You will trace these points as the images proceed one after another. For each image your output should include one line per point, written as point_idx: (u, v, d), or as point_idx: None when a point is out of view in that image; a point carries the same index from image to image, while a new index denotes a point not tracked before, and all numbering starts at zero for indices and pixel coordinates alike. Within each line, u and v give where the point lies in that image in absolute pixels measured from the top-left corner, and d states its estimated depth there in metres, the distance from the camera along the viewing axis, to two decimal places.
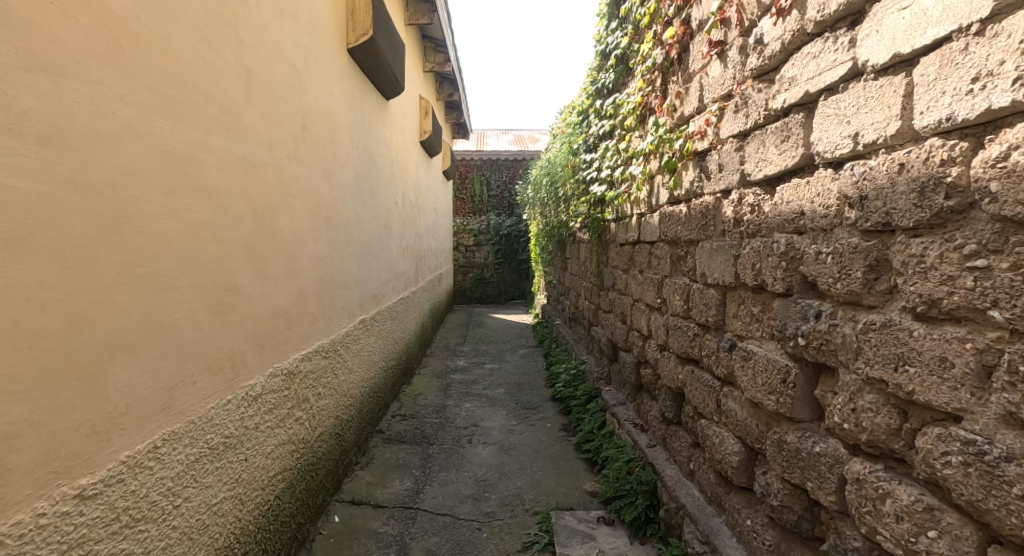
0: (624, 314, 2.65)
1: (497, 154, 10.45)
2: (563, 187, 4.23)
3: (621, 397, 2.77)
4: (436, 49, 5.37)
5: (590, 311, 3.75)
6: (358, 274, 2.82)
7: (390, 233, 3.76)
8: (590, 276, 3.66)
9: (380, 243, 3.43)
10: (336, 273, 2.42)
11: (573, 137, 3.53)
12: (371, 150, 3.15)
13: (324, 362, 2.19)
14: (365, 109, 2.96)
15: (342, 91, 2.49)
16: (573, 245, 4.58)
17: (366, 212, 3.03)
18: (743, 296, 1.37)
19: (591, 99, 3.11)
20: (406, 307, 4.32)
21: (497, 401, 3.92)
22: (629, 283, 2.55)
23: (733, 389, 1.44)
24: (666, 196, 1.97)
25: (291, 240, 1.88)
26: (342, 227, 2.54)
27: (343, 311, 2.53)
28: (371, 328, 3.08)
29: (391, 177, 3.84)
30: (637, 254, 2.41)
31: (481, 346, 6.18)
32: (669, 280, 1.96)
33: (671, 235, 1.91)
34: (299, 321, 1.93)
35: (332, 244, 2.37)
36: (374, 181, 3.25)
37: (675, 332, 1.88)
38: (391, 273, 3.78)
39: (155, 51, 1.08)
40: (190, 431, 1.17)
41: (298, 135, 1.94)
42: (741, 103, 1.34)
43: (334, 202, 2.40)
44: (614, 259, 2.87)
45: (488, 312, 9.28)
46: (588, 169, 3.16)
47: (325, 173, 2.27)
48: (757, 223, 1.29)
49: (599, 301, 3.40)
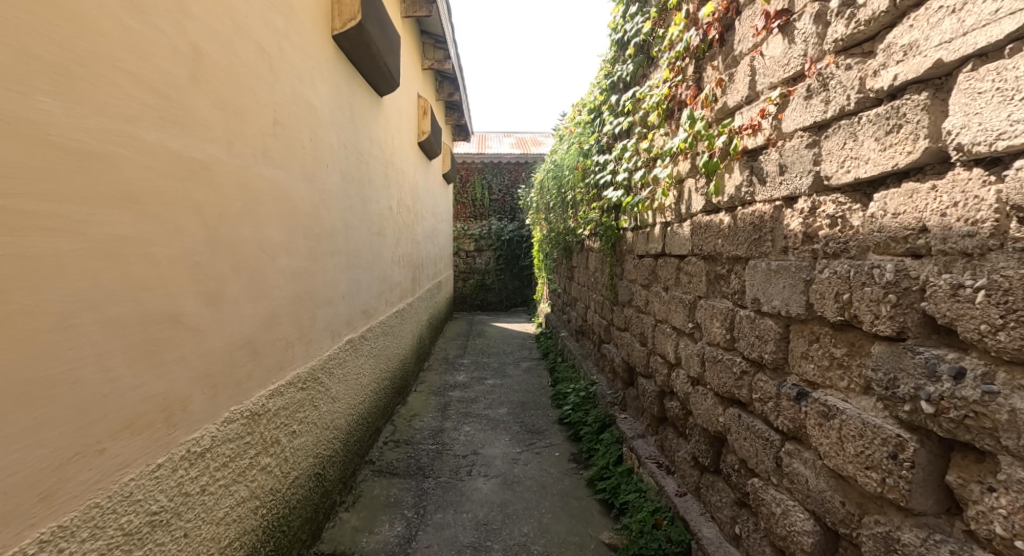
0: (645, 336, 2.35)
1: (499, 157, 10.19)
2: (571, 191, 3.93)
3: (641, 429, 2.46)
4: (435, 46, 5.11)
5: (601, 326, 3.44)
6: (344, 288, 2.52)
7: (384, 241, 3.47)
8: (602, 290, 3.36)
9: (372, 253, 3.13)
10: (317, 289, 2.13)
11: (584, 137, 3.24)
12: (362, 151, 2.87)
13: (300, 395, 1.89)
14: (355, 106, 2.68)
15: (326, 82, 2.21)
16: (582, 255, 4.27)
17: (355, 220, 2.73)
18: (819, 333, 1.07)
19: (604, 95, 2.82)
20: (402, 320, 4.03)
21: (499, 425, 3.61)
22: (652, 301, 2.24)
23: (800, 448, 1.14)
24: (702, 204, 1.68)
25: (258, 254, 1.59)
26: (326, 237, 2.24)
27: (326, 332, 2.23)
28: (360, 348, 2.78)
29: (386, 180, 3.56)
30: (662, 269, 2.12)
31: (482, 358, 5.87)
32: (706, 303, 1.67)
33: (709, 249, 1.62)
34: (268, 351, 1.63)
35: (312, 257, 2.07)
36: (365, 185, 2.95)
37: (714, 365, 1.58)
38: (385, 285, 3.49)
39: (45, 9, 0.81)
40: (91, 521, 0.88)
41: (269, 131, 1.65)
42: (817, 88, 1.05)
43: (315, 209, 2.10)
44: (632, 273, 2.57)
45: (489, 320, 8.98)
46: (602, 173, 2.86)
47: (304, 175, 1.98)
48: (843, 239, 0.99)
49: (612, 317, 3.10)
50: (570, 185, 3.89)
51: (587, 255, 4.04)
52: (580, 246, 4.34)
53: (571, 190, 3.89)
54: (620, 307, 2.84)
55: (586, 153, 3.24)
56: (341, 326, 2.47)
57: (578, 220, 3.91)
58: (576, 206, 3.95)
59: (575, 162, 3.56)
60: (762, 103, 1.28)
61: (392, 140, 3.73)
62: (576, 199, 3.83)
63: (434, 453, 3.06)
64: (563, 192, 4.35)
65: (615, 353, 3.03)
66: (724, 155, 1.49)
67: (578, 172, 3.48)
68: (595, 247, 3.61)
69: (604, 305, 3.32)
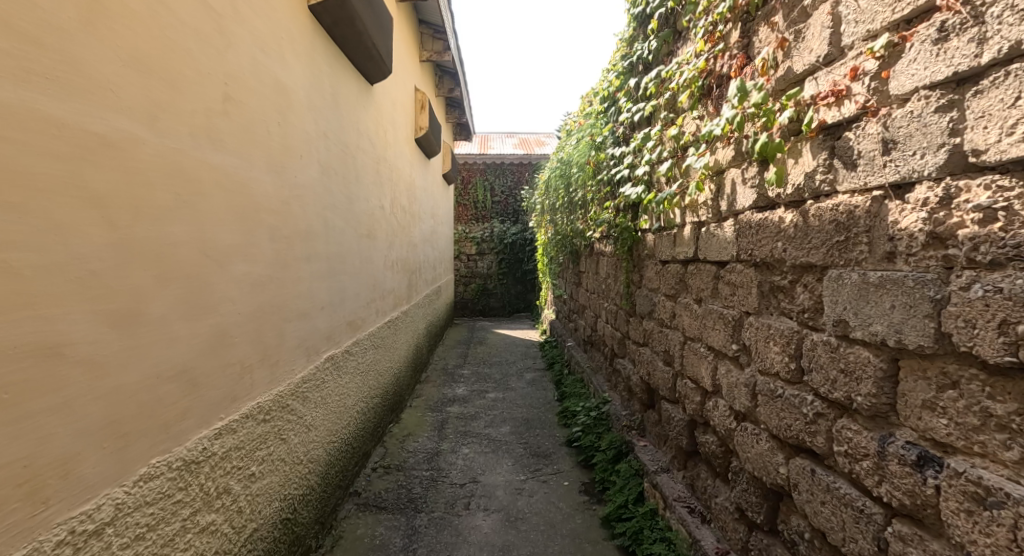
0: (672, 355, 2.03)
1: (501, 157, 9.89)
2: (580, 190, 3.62)
3: (665, 462, 2.13)
4: (434, 36, 4.81)
5: (615, 340, 3.11)
6: (323, 297, 2.21)
7: (374, 244, 3.15)
8: (616, 298, 3.04)
9: (360, 257, 2.82)
10: (286, 301, 1.81)
11: (597, 129, 2.91)
12: (346, 141, 2.55)
13: (260, 429, 1.57)
14: (337, 91, 2.38)
15: (298, 59, 1.90)
16: (592, 260, 3.95)
17: (338, 220, 2.42)
18: (958, 377, 0.76)
19: (620, 80, 2.51)
20: (395, 329, 3.71)
21: (500, 447, 3.28)
22: (682, 314, 1.92)
23: (921, 533, 0.82)
24: (753, 198, 1.36)
25: (202, 260, 1.27)
26: (299, 238, 1.93)
27: (297, 349, 1.91)
28: (343, 365, 2.47)
29: (377, 178, 3.26)
30: (696, 277, 1.80)
31: (484, 369, 5.55)
32: (759, 321, 1.34)
33: (764, 254, 1.31)
34: (214, 380, 1.31)
35: (279, 263, 1.76)
36: (351, 181, 2.65)
37: (770, 401, 1.26)
38: (375, 292, 3.17)
39: None
40: None
41: (218, 108, 1.34)
42: (959, 24, 0.74)
43: (284, 205, 1.79)
44: (655, 281, 2.25)
45: (491, 326, 8.66)
46: (619, 167, 2.55)
47: (270, 165, 1.67)
48: (1012, 242, 0.68)
49: (629, 329, 2.79)
50: (579, 182, 3.57)
51: (597, 260, 3.72)
52: (590, 250, 4.01)
53: (581, 188, 3.58)
54: (640, 319, 2.52)
55: (599, 146, 2.91)
56: (319, 341, 2.15)
57: (588, 221, 3.59)
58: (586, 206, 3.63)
59: (585, 158, 3.25)
60: (854, 60, 0.96)
61: (384, 134, 3.44)
62: (585, 198, 3.51)
63: (428, 482, 2.73)
64: (572, 192, 4.04)
65: (632, 369, 2.71)
66: (788, 136, 1.18)
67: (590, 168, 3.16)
68: (607, 250, 3.29)
69: (618, 317, 3.00)
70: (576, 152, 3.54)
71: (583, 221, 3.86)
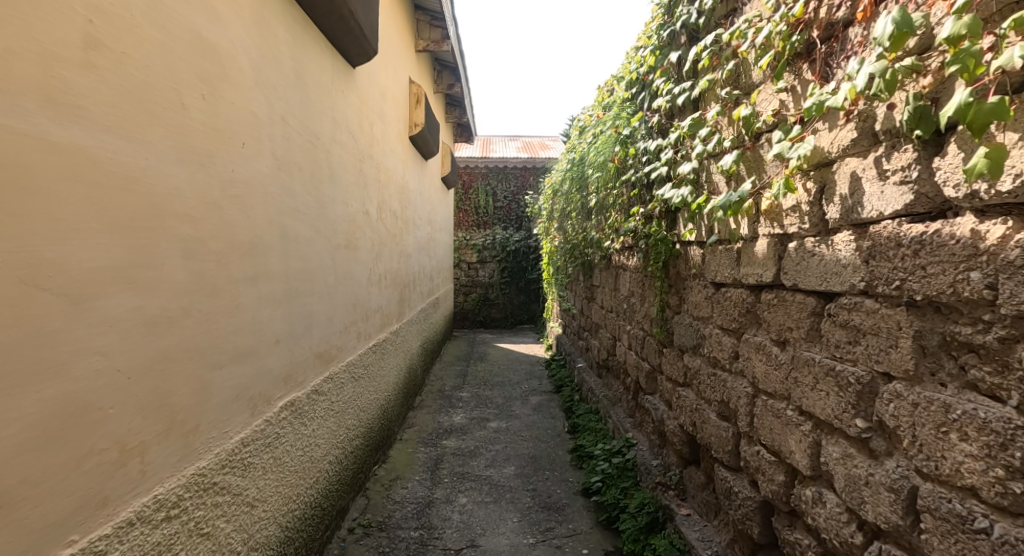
0: (736, 409, 1.54)
1: (504, 161, 9.44)
2: (597, 194, 3.15)
3: (721, 546, 1.63)
4: (431, 24, 4.38)
5: (642, 372, 2.61)
6: (275, 328, 1.72)
7: (354, 257, 2.67)
8: (645, 323, 2.55)
9: (331, 273, 2.33)
10: (212, 339, 1.33)
11: (622, 120, 2.43)
12: (312, 132, 2.08)
13: (159, 534, 1.09)
14: (298, 66, 1.91)
15: (238, 15, 1.44)
16: (610, 275, 3.46)
17: (297, 230, 1.94)
18: None
19: (654, 57, 2.05)
20: (381, 354, 3.23)
21: (503, 497, 2.77)
22: (752, 358, 1.43)
23: None
24: (906, 199, 0.88)
25: (28, 296, 0.80)
26: (235, 253, 1.45)
27: (232, 401, 1.43)
28: (306, 410, 1.97)
29: (358, 179, 2.78)
30: (776, 311, 1.31)
31: (484, 392, 5.05)
32: (916, 397, 0.85)
33: (928, 290, 0.83)
34: (53, 489, 0.83)
35: (201, 288, 1.28)
36: (318, 184, 2.17)
37: (952, 534, 0.77)
38: (355, 312, 2.69)
39: None
40: None
41: (77, 58, 0.88)
42: None
43: (209, 210, 1.31)
44: (708, 309, 1.76)
45: (491, 340, 8.18)
46: (655, 163, 2.07)
47: (184, 155, 1.20)
48: None
49: (663, 363, 2.30)
50: (597, 185, 3.09)
51: (616, 275, 3.23)
52: (607, 263, 3.52)
53: (599, 192, 3.10)
54: (683, 354, 2.03)
55: (626, 140, 2.43)
56: (269, 385, 1.66)
57: (607, 230, 3.11)
58: (605, 213, 3.14)
59: (607, 156, 2.77)
60: None
61: (368, 129, 2.97)
62: (605, 203, 3.03)
63: (417, 547, 2.24)
64: (587, 197, 3.55)
65: (668, 414, 2.21)
66: (1007, 93, 0.69)
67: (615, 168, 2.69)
68: (632, 264, 2.81)
69: (648, 345, 2.51)
70: (594, 150, 3.06)
71: (600, 229, 3.38)
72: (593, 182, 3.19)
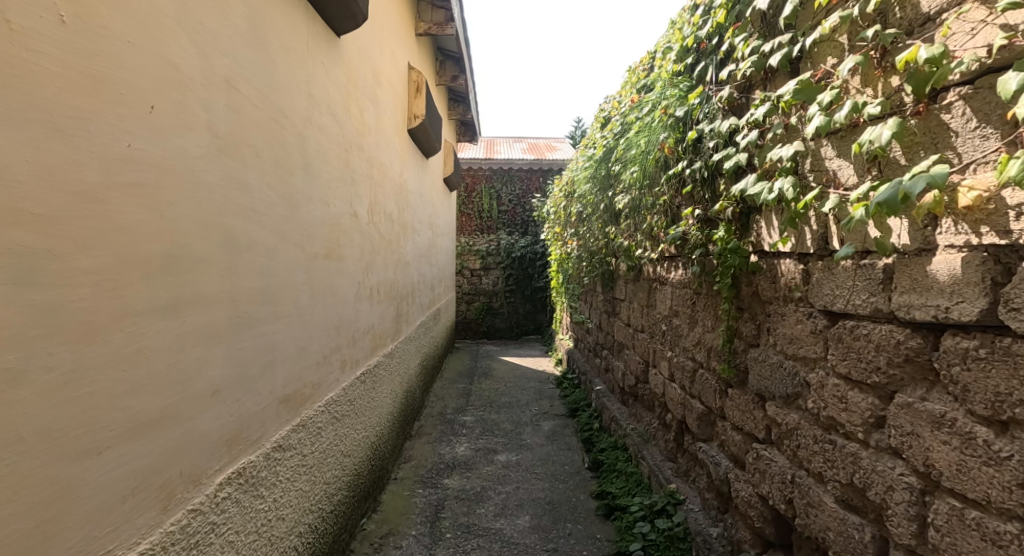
0: (881, 505, 1.04)
1: (510, 162, 8.96)
2: (630, 193, 2.68)
3: None
4: (433, 5, 3.92)
5: (693, 413, 2.13)
6: (211, 373, 1.22)
7: (335, 268, 2.17)
8: (700, 355, 2.05)
9: (302, 291, 1.83)
10: (78, 413, 0.82)
11: (673, 99, 1.95)
12: (277, 107, 1.59)
13: None
14: (255, 16, 1.42)
15: None
16: (644, 290, 2.96)
17: (252, 234, 1.45)
18: None
19: (727, 9, 1.58)
20: (371, 383, 2.74)
21: None
22: (922, 436, 0.94)
23: None
24: None
25: None
26: (137, 270, 0.96)
27: (127, 499, 0.93)
28: (262, 477, 1.48)
29: (343, 174, 2.29)
30: (986, 371, 0.82)
31: (490, 417, 4.55)
32: None
33: None
34: None
35: (57, 330, 0.79)
36: (286, 177, 1.68)
37: None
38: (336, 336, 2.20)
39: None
40: None
41: None
42: None
43: (74, 205, 0.82)
44: (817, 349, 1.27)
45: (496, 352, 7.69)
46: (728, 150, 1.58)
47: (9, 111, 0.70)
48: None
49: (730, 409, 1.80)
50: (633, 183, 2.60)
51: (654, 290, 2.74)
52: (640, 275, 3.02)
53: (635, 191, 2.61)
54: (767, 403, 1.53)
55: (680, 125, 1.94)
56: (199, 458, 1.17)
57: (645, 236, 2.64)
58: (642, 216, 2.66)
59: (650, 147, 2.28)
60: None
61: (356, 115, 2.48)
62: (643, 204, 2.54)
63: None
64: (617, 198, 3.06)
65: (738, 478, 1.71)
66: None
67: (661, 161, 2.19)
68: (679, 278, 2.31)
69: (705, 383, 2.01)
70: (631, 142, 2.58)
71: (634, 237, 2.89)
72: (627, 179, 2.70)
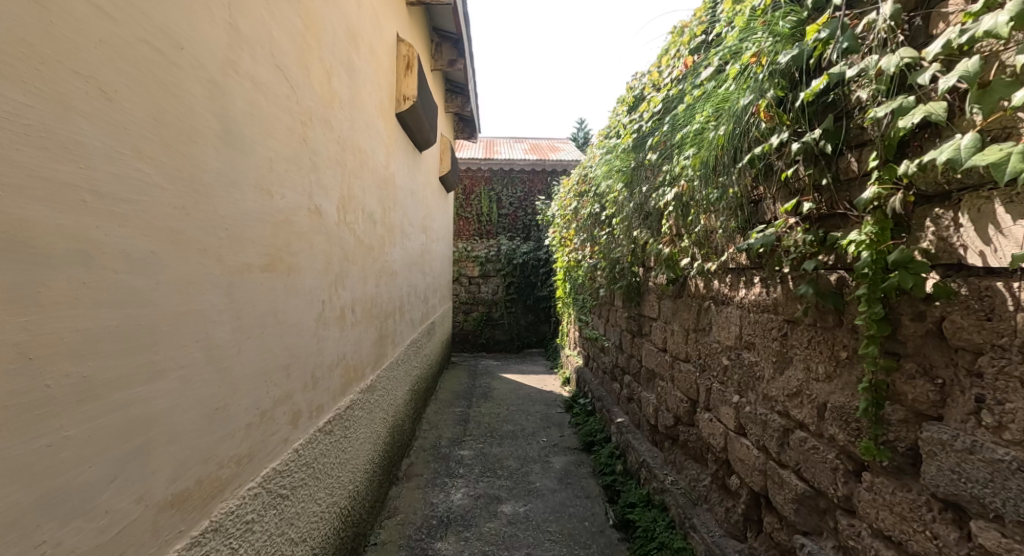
0: None
1: (511, 163, 8.36)
2: (685, 184, 2.09)
3: None
4: None
5: (786, 492, 1.52)
6: None
7: (278, 282, 1.55)
8: (805, 413, 1.43)
9: (217, 323, 1.21)
10: None
11: (770, 42, 1.35)
12: (161, 32, 0.98)
13: None
14: None
15: None
16: (696, 312, 2.34)
17: (94, 233, 0.83)
18: None
19: None
20: (337, 432, 2.11)
21: None
22: None
23: None
24: None
25: None
26: None
27: None
28: None
29: (296, 156, 1.67)
30: None
31: (490, 455, 3.93)
32: None
33: None
34: None
35: None
36: (183, 145, 1.07)
37: None
38: (279, 382, 1.56)
39: None
40: None
41: None
42: None
43: None
44: None
45: (496, 368, 7.07)
46: (900, 100, 0.95)
47: None
48: None
49: (867, 507, 1.19)
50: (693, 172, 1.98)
51: (715, 313, 2.12)
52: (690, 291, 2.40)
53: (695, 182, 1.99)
54: (970, 521, 0.93)
55: (784, 79, 1.33)
56: None
57: (707, 238, 2.07)
58: (705, 215, 2.02)
59: (721, 120, 1.68)
60: None
61: (319, 82, 1.88)
62: (705, 198, 1.92)
63: None
64: (661, 194, 2.44)
65: None
66: None
67: (744, 137, 1.58)
68: (766, 301, 1.69)
69: (814, 456, 1.39)
70: (690, 118, 1.97)
71: (689, 243, 2.25)
72: (682, 168, 2.07)
